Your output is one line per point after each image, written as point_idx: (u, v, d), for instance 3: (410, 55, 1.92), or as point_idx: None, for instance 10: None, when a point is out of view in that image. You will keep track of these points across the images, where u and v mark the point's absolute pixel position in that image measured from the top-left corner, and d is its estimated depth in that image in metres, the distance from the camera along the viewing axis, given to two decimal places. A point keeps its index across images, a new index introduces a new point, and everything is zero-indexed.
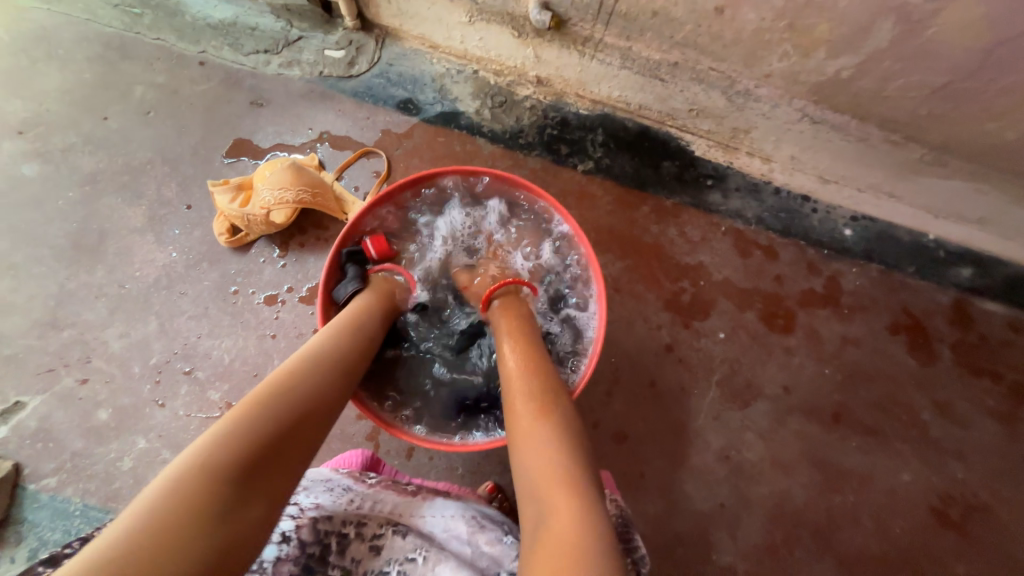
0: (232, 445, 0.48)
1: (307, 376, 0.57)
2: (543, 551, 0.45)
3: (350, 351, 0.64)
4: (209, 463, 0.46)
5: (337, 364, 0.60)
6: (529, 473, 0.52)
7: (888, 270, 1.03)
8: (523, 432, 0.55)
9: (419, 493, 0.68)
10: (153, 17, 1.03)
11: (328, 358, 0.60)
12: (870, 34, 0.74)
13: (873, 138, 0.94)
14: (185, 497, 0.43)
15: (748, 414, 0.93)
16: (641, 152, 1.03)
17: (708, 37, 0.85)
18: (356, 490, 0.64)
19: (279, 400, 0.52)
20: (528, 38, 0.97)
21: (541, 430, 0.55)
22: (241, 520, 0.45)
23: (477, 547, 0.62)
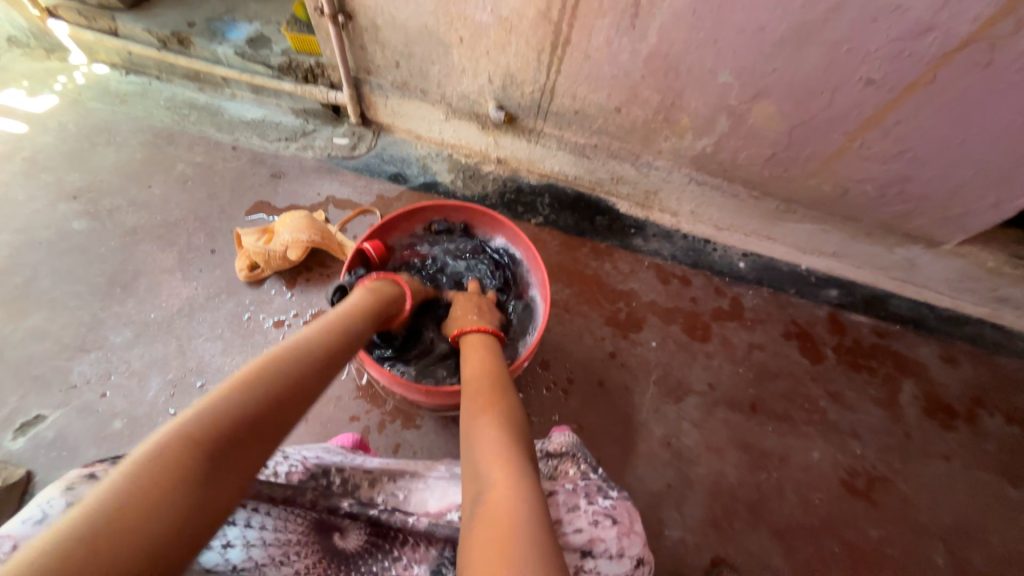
0: (226, 414, 0.46)
1: (300, 359, 0.57)
2: (483, 525, 0.49)
3: (341, 345, 0.65)
4: (201, 428, 0.44)
5: (325, 351, 0.62)
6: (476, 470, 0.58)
7: (776, 291, 1.33)
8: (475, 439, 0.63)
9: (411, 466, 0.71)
10: (197, 115, 1.33)
11: (320, 347, 0.62)
12: (716, 124, 1.11)
13: (743, 195, 1.29)
14: (172, 459, 0.41)
15: (682, 407, 1.12)
16: (579, 210, 1.36)
17: (615, 128, 1.20)
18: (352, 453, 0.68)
19: (271, 377, 0.52)
20: (489, 130, 1.31)
21: (491, 435, 0.63)
22: (224, 487, 0.43)
23: None
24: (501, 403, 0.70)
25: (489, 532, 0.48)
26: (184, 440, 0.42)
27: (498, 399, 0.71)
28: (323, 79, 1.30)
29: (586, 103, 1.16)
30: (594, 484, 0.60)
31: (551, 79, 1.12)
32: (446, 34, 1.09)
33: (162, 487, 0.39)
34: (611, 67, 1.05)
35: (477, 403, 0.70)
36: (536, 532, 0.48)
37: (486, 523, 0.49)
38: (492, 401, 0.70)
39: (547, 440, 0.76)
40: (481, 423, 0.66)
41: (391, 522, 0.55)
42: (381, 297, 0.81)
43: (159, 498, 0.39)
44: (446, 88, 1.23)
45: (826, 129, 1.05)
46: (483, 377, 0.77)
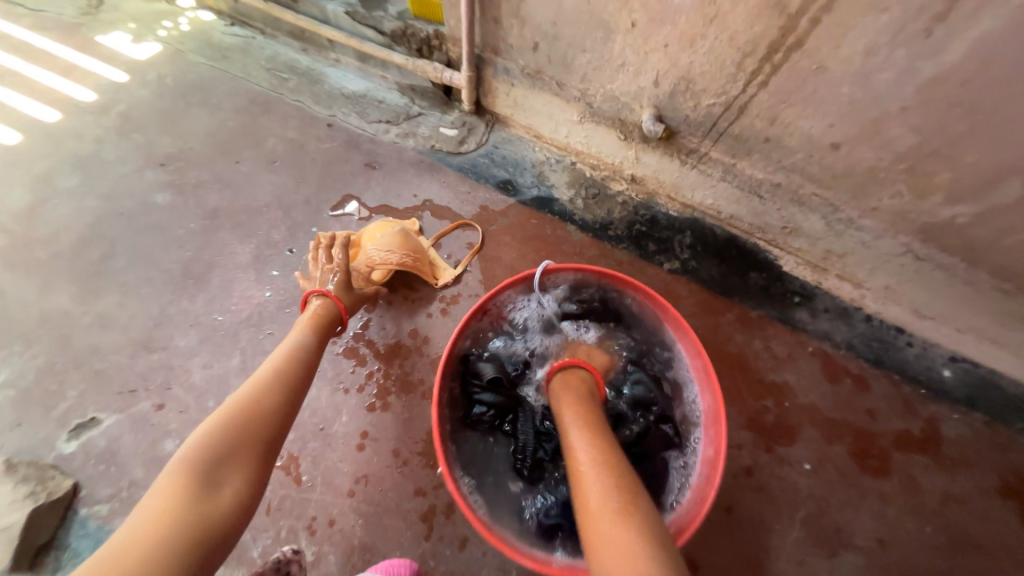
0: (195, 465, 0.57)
1: (258, 398, 0.66)
2: None
3: (291, 375, 0.71)
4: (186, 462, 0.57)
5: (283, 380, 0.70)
6: None
7: (993, 421, 0.95)
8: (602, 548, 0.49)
9: None
10: (297, 81, 1.16)
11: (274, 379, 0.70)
12: (992, 190, 0.74)
13: (980, 284, 0.91)
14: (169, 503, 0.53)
15: (836, 565, 0.83)
16: (728, 259, 1.05)
17: (817, 168, 0.86)
18: None
19: (233, 422, 0.62)
20: (633, 142, 1.02)
21: (622, 538, 0.49)
22: (213, 501, 0.55)
23: None
24: (633, 505, 0.52)
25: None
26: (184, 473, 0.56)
27: (628, 502, 0.52)
28: (439, 54, 1.07)
29: (788, 130, 0.82)
30: None
31: (747, 92, 0.80)
32: (613, 17, 0.81)
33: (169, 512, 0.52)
34: (852, 88, 0.71)
35: (602, 511, 0.52)
36: None
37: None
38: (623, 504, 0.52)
39: None
40: (620, 550, 0.48)
41: None
42: (320, 318, 0.80)
43: (174, 512, 0.52)
44: (591, 84, 0.95)
45: None
46: (599, 462, 0.58)
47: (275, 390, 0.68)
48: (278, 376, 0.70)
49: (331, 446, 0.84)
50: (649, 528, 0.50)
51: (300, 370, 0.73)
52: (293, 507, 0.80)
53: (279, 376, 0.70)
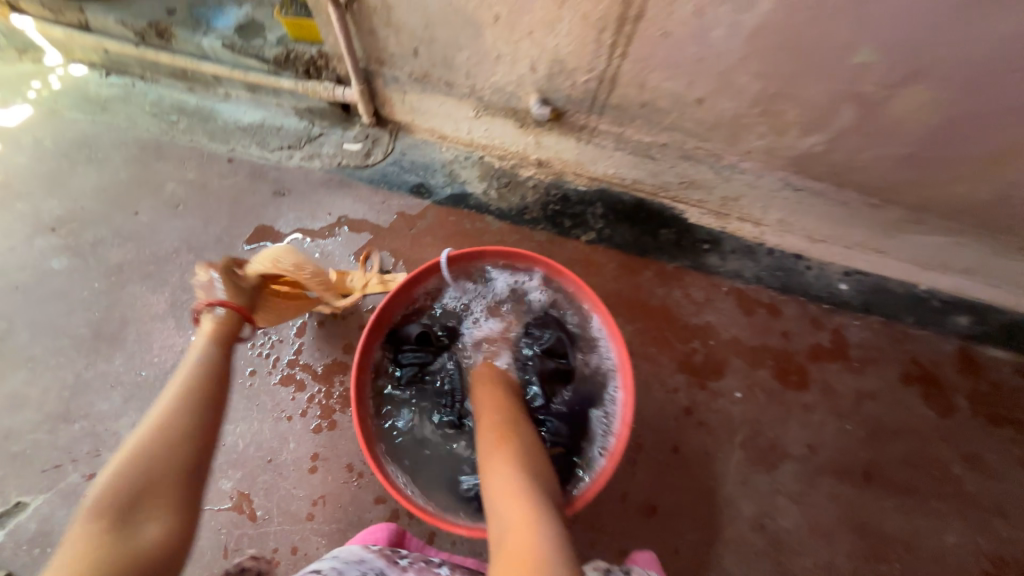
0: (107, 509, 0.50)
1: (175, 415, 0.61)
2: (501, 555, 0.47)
3: (203, 390, 0.65)
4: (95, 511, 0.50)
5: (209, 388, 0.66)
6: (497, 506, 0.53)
7: (889, 320, 1.07)
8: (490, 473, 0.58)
9: None
10: (187, 122, 1.13)
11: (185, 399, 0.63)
12: (834, 118, 0.84)
13: (853, 203, 1.01)
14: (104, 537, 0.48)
15: (777, 477, 0.91)
16: (639, 222, 1.12)
17: (692, 124, 0.94)
18: None
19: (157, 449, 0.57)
20: (529, 128, 1.07)
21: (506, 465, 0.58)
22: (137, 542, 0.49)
23: None
24: (512, 429, 0.64)
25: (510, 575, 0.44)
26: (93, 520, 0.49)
27: (508, 427, 0.65)
28: (328, 72, 1.08)
29: (658, 93, 0.89)
30: None
31: (613, 65, 0.86)
32: (476, 13, 0.84)
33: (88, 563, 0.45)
34: (698, 48, 0.78)
35: (487, 437, 0.64)
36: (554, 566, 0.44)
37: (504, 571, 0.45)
38: (504, 429, 0.65)
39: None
40: (494, 458, 0.59)
41: None
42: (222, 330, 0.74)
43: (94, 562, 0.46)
44: (477, 79, 0.98)
45: (998, 123, 0.76)
46: (499, 414, 0.68)
47: (190, 410, 0.62)
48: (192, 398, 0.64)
49: (282, 476, 0.83)
50: (519, 444, 0.62)
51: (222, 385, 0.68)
52: (253, 543, 0.79)
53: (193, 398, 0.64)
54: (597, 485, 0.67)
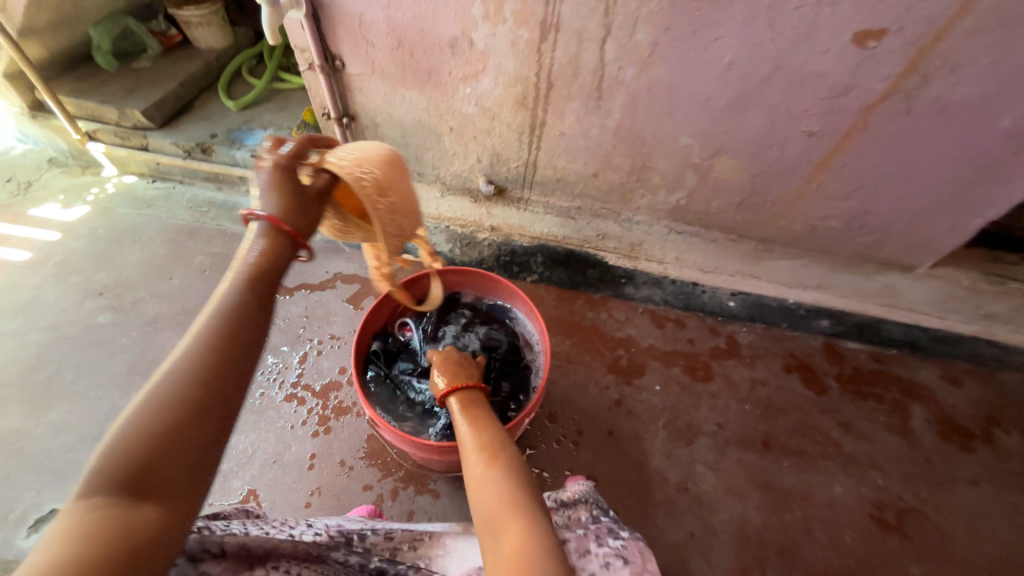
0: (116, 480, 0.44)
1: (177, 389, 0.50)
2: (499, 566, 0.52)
3: (212, 357, 0.52)
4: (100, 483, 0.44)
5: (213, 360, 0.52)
6: (490, 522, 0.58)
7: (768, 326, 1.39)
8: (478, 488, 0.63)
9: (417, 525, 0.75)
10: (216, 211, 1.46)
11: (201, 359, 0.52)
12: (684, 179, 1.23)
13: (721, 240, 1.38)
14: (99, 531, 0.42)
15: (694, 449, 1.12)
16: (571, 265, 1.46)
17: (595, 190, 1.32)
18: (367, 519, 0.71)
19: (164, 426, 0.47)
20: (481, 201, 1.43)
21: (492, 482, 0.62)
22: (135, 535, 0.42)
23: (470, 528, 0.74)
24: (499, 448, 0.68)
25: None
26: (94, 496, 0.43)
27: (496, 446, 0.69)
28: None
29: (566, 171, 1.29)
30: (605, 527, 0.66)
31: (532, 154, 1.26)
32: (437, 126, 1.24)
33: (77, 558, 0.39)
34: (584, 140, 1.19)
35: (476, 456, 0.68)
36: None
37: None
38: (492, 448, 0.68)
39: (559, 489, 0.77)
40: (482, 474, 0.64)
41: None
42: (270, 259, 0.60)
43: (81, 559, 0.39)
44: (440, 169, 1.37)
45: (783, 177, 1.16)
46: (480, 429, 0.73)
47: (191, 377, 0.50)
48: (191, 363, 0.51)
49: (285, 473, 1.00)
50: (508, 462, 0.66)
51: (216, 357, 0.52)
52: None
53: (195, 364, 0.51)
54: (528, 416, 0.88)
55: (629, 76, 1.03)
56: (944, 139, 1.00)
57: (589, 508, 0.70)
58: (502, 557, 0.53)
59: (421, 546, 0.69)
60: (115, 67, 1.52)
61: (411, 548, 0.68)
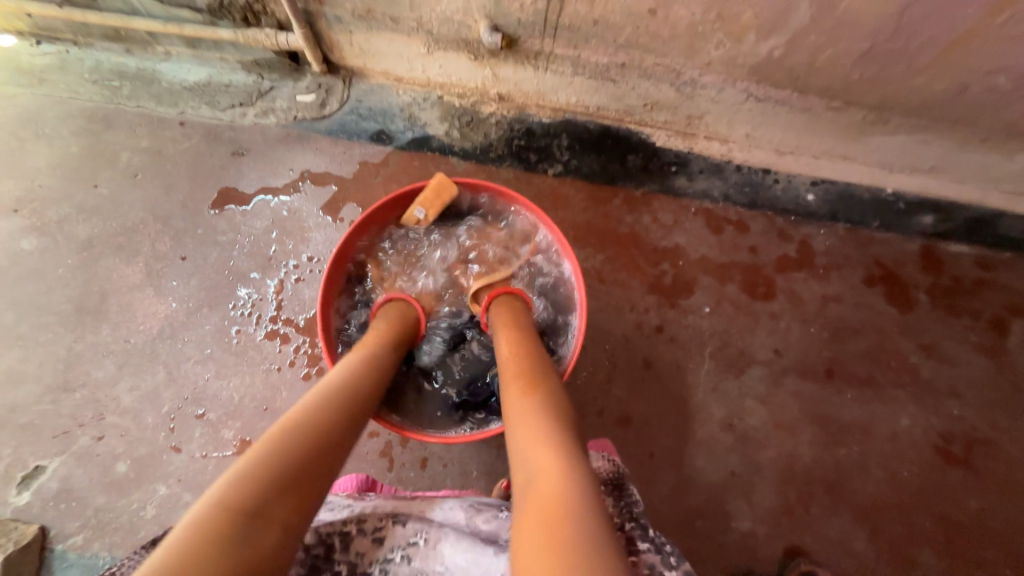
0: (259, 484, 0.43)
1: (319, 409, 0.53)
2: (528, 503, 0.44)
3: (355, 392, 0.59)
4: (236, 493, 0.42)
5: (347, 395, 0.58)
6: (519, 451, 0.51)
7: (855, 226, 1.09)
8: (516, 417, 0.56)
9: (420, 497, 0.65)
10: (131, 86, 1.09)
11: (350, 391, 0.58)
12: (790, 15, 0.81)
13: (816, 108, 0.99)
14: (215, 529, 0.39)
15: (745, 381, 0.97)
16: (606, 150, 1.10)
17: (649, 37, 0.91)
18: (357, 503, 0.61)
19: (291, 434, 0.48)
20: (484, 60, 1.03)
21: (530, 411, 0.55)
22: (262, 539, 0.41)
23: (474, 527, 0.60)
24: (541, 377, 0.62)
25: (536, 522, 0.42)
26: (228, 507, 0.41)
27: (535, 374, 0.62)
28: (267, 19, 1.01)
29: (609, 7, 0.86)
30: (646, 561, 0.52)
31: None
32: None
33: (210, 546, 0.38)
34: None
35: (513, 384, 0.62)
36: (589, 524, 0.40)
37: (532, 516, 0.43)
38: (532, 376, 0.62)
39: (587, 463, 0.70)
40: (516, 403, 0.58)
41: None
42: (396, 327, 0.75)
43: (215, 549, 0.38)
44: (422, 10, 0.93)
45: (955, 5, 0.74)
46: (517, 354, 0.67)
47: (340, 408, 0.55)
48: (335, 394, 0.57)
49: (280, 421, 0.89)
50: (549, 393, 0.59)
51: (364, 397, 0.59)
52: None
53: (337, 394, 0.57)
54: (576, 351, 0.76)
55: None
56: None
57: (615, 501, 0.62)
58: (533, 488, 0.46)
59: (416, 560, 0.54)
60: None
61: (404, 560, 0.54)
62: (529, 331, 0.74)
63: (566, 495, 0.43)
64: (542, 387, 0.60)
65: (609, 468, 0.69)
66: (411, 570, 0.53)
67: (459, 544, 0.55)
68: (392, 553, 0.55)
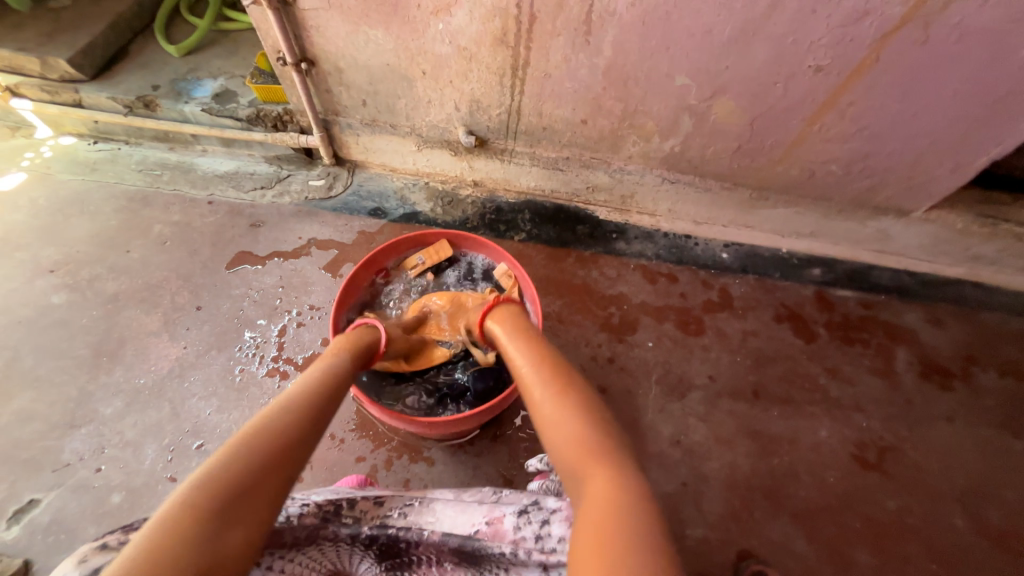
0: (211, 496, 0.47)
1: (270, 422, 0.57)
2: (584, 516, 0.49)
3: (307, 399, 0.64)
4: (195, 500, 0.47)
5: (297, 407, 0.61)
6: (569, 465, 0.57)
7: (761, 277, 1.36)
8: (554, 429, 0.60)
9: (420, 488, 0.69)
10: (170, 174, 1.33)
11: (299, 402, 0.63)
12: (679, 125, 1.15)
13: (715, 188, 1.31)
14: (174, 537, 0.44)
15: (686, 402, 1.13)
16: (560, 221, 1.38)
17: (584, 139, 1.23)
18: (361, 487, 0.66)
19: (255, 452, 0.52)
20: (462, 155, 1.33)
21: (568, 423, 0.60)
22: (222, 543, 0.45)
23: (462, 496, 0.64)
24: (567, 384, 0.66)
25: (591, 534, 0.47)
26: (189, 511, 0.46)
27: (562, 379, 0.67)
28: (292, 125, 1.31)
29: (553, 118, 1.19)
30: None
31: (515, 100, 1.15)
32: (408, 70, 1.11)
33: (172, 550, 0.43)
34: (572, 82, 1.08)
35: (542, 390, 0.66)
36: (638, 535, 0.45)
37: (592, 528, 0.47)
38: (555, 380, 0.67)
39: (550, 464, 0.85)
40: (553, 414, 0.62)
41: (407, 538, 0.58)
42: (355, 340, 0.81)
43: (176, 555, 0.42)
44: (415, 119, 1.25)
45: (784, 119, 1.09)
46: (540, 364, 0.71)
47: (291, 417, 0.59)
48: (288, 404, 0.61)
49: None
50: (579, 401, 0.63)
51: (316, 404, 0.64)
52: None
53: (288, 406, 0.61)
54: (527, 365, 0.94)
55: (622, 5, 0.92)
56: (957, 71, 0.93)
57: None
58: (589, 503, 0.50)
59: (411, 514, 0.60)
60: (29, 8, 1.32)
61: (401, 516, 0.60)
62: (539, 338, 0.78)
63: (622, 508, 0.48)
64: (571, 394, 0.64)
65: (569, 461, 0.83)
66: (407, 522, 0.59)
67: (448, 502, 0.62)
68: (391, 513, 0.61)
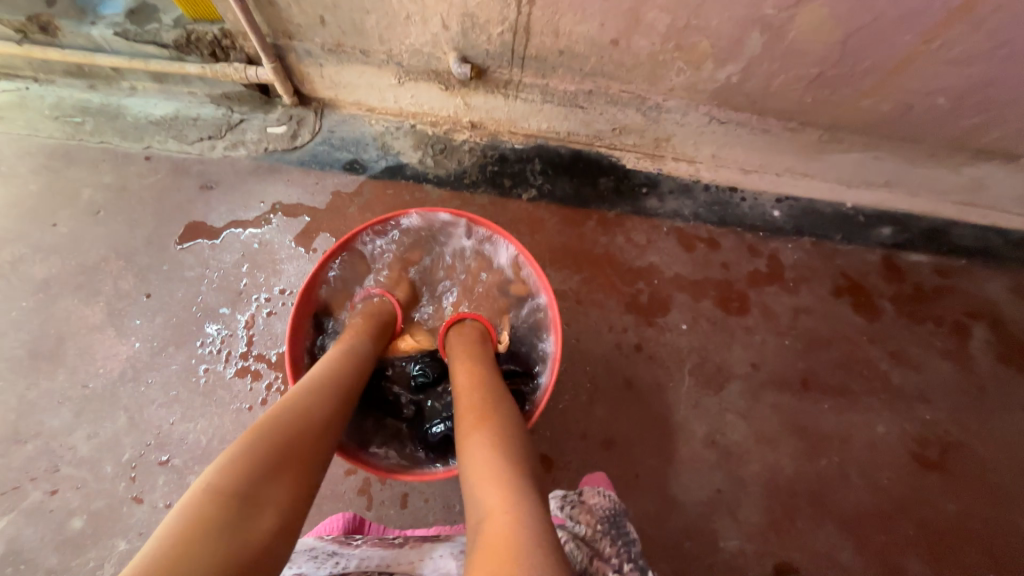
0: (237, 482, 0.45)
1: (298, 404, 0.55)
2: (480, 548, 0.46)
3: (331, 381, 0.61)
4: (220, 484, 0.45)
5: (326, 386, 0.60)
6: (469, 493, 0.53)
7: (819, 240, 1.12)
8: (464, 456, 0.57)
9: (409, 544, 0.63)
10: (94, 122, 1.07)
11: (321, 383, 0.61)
12: (744, 45, 0.85)
13: (776, 129, 1.04)
14: (207, 519, 0.42)
15: (724, 397, 0.97)
16: (578, 173, 1.12)
17: (613, 66, 0.94)
18: (341, 553, 0.59)
19: (279, 434, 0.51)
20: (455, 89, 1.04)
21: (479, 448, 0.56)
22: (255, 530, 0.43)
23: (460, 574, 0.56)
24: (492, 407, 0.62)
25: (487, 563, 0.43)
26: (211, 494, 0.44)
27: (487, 402, 0.63)
28: (237, 53, 1.01)
29: (573, 39, 0.89)
30: None
31: (523, 13, 0.85)
32: None
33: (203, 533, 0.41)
34: None
35: (466, 417, 0.62)
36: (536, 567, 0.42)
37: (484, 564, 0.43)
38: (482, 403, 0.64)
39: (583, 493, 0.72)
40: (470, 439, 0.58)
41: None
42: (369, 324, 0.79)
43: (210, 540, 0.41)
44: (392, 43, 0.95)
45: (891, 34, 0.79)
46: (475, 382, 0.68)
47: (319, 397, 0.58)
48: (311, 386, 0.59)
49: None
50: (500, 425, 0.60)
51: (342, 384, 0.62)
52: None
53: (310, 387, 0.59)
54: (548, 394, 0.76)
55: None
56: None
57: (612, 542, 0.65)
58: (483, 535, 0.47)
59: None
60: None
61: None
62: (484, 357, 0.75)
63: (514, 541, 0.44)
64: (493, 417, 0.61)
65: (606, 503, 0.71)
66: None
67: None
68: None
